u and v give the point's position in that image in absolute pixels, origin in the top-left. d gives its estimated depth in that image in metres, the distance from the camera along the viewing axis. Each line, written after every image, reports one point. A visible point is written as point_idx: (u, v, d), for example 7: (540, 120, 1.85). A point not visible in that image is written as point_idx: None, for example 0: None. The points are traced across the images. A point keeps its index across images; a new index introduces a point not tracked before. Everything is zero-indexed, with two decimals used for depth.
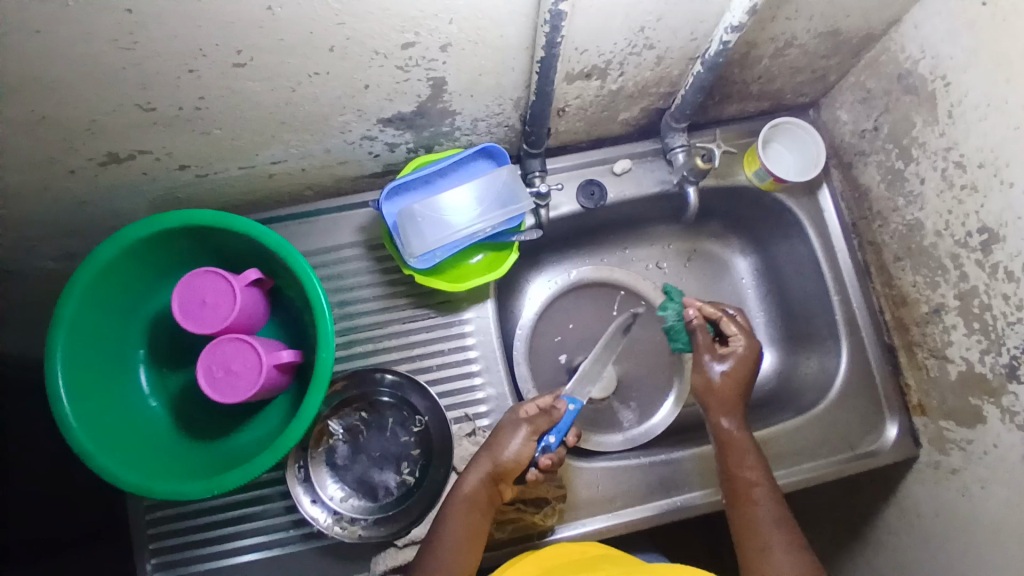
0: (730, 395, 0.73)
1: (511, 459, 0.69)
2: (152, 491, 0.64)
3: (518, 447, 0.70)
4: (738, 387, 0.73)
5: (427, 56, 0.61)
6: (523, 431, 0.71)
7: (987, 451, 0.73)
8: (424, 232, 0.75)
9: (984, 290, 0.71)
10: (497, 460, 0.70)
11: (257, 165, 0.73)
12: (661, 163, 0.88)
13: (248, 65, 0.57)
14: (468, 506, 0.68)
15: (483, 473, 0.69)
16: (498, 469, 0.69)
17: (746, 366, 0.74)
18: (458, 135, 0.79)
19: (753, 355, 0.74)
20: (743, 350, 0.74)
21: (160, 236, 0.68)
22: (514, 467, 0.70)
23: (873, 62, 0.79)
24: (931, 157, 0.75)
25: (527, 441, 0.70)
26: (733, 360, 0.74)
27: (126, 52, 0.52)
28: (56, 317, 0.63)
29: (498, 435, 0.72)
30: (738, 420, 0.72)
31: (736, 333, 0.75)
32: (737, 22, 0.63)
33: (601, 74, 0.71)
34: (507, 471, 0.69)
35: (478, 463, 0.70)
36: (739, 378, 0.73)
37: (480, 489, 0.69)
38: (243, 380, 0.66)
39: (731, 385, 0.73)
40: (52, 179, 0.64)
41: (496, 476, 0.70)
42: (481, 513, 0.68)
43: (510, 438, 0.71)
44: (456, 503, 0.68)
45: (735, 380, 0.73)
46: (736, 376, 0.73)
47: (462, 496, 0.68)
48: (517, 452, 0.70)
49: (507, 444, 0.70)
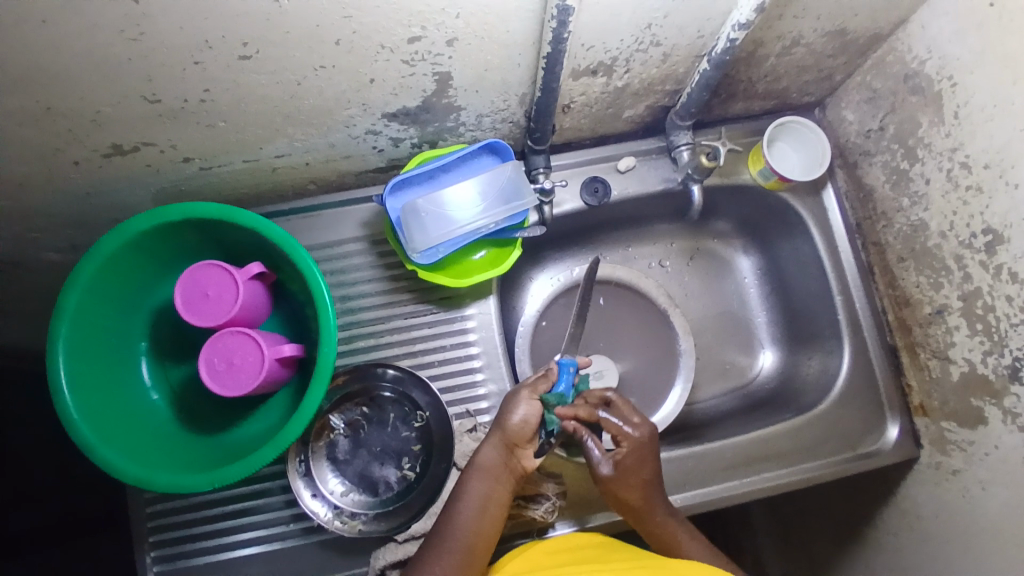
0: (644, 491, 0.69)
1: (519, 426, 0.69)
2: (153, 483, 0.64)
3: (525, 411, 0.70)
4: (647, 480, 0.69)
5: (433, 51, 0.61)
6: (523, 395, 0.71)
7: (988, 453, 0.73)
8: (427, 227, 0.75)
9: (988, 291, 0.71)
10: (507, 427, 0.69)
11: (261, 158, 0.73)
12: (665, 160, 0.88)
13: (254, 58, 0.57)
14: (485, 475, 0.68)
15: (498, 443, 0.69)
16: (509, 436, 0.69)
17: (644, 459, 0.70)
18: (463, 131, 0.79)
19: (644, 443, 0.70)
20: (634, 442, 0.70)
21: (163, 229, 0.68)
22: (526, 433, 0.69)
23: (880, 62, 0.79)
24: (936, 158, 0.75)
25: (529, 402, 0.70)
26: (630, 458, 0.69)
27: (133, 44, 0.51)
28: (59, 306, 0.63)
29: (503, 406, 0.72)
30: (662, 509, 0.70)
31: (620, 427, 0.70)
32: (745, 20, 0.63)
33: (607, 70, 0.71)
34: (517, 439, 0.69)
35: (491, 435, 0.70)
36: (647, 473, 0.70)
37: (497, 458, 0.69)
38: (245, 373, 0.66)
39: (638, 482, 0.69)
40: (57, 170, 0.64)
41: (510, 445, 0.69)
42: (499, 480, 0.68)
43: (512, 409, 0.70)
44: (474, 472, 0.68)
45: (641, 473, 0.69)
46: (641, 472, 0.69)
47: (477, 463, 0.68)
48: (526, 424, 0.69)
49: (514, 411, 0.70)
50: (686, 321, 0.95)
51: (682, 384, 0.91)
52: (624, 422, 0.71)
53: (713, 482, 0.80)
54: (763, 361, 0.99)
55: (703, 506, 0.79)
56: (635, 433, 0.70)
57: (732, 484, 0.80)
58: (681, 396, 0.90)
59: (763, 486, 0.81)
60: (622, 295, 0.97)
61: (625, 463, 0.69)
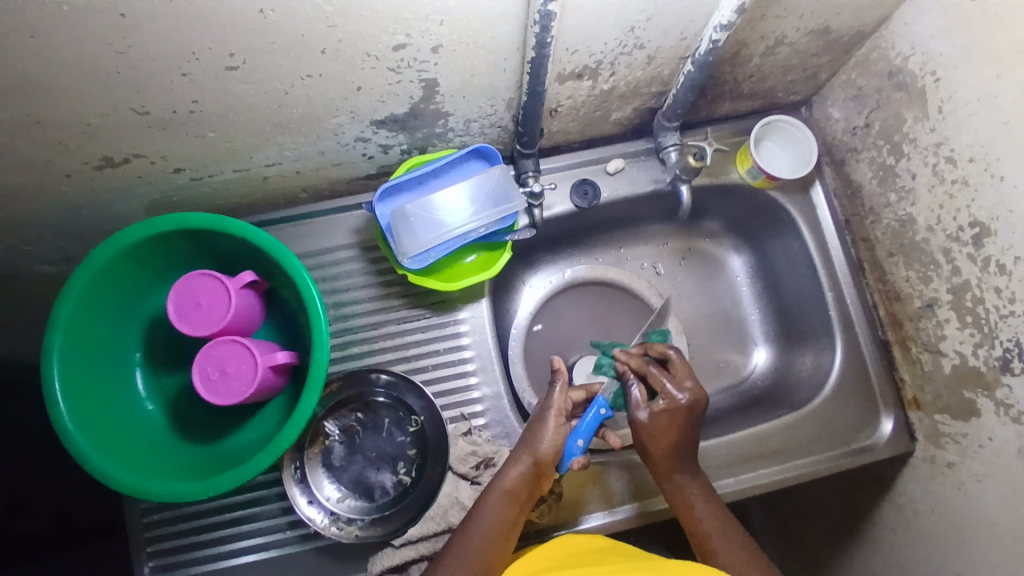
0: (670, 452, 0.71)
1: (550, 451, 0.69)
2: (148, 493, 0.64)
3: (551, 436, 0.70)
4: (675, 444, 0.70)
5: (418, 57, 0.62)
6: (552, 416, 0.71)
7: (982, 446, 0.74)
8: (417, 231, 0.75)
9: (977, 284, 0.72)
10: (537, 454, 0.70)
11: (252, 167, 0.73)
12: (654, 161, 0.88)
13: (241, 68, 0.57)
14: (507, 498, 0.68)
15: (526, 468, 0.69)
16: (539, 464, 0.69)
17: (678, 421, 0.70)
18: (452, 137, 0.79)
19: (685, 408, 0.71)
20: (675, 403, 0.70)
21: (155, 239, 0.68)
22: (554, 460, 0.70)
23: (864, 59, 0.80)
24: (921, 153, 0.76)
25: (557, 428, 0.71)
26: (665, 413, 0.70)
27: (121, 56, 0.52)
28: (54, 317, 0.64)
29: (530, 431, 0.72)
30: (685, 472, 0.71)
31: (668, 388, 0.72)
32: (726, 21, 0.64)
33: (592, 74, 0.72)
34: (543, 463, 0.69)
35: (519, 456, 0.70)
36: (675, 435, 0.70)
37: (521, 483, 0.69)
38: (239, 381, 0.66)
39: (666, 443, 0.70)
40: (50, 183, 0.65)
41: (536, 471, 0.70)
42: (519, 506, 0.69)
43: (543, 429, 0.71)
44: (498, 492, 0.69)
45: (670, 434, 0.70)
46: (674, 423, 0.70)
47: (503, 486, 0.69)
48: (552, 444, 0.70)
49: (542, 437, 0.70)
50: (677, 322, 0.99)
51: None
52: (673, 385, 0.72)
53: (709, 481, 0.80)
54: (756, 360, 0.99)
55: None
56: (681, 396, 0.71)
57: (727, 483, 0.80)
58: None
59: (758, 483, 0.81)
60: (616, 295, 0.99)
61: (657, 416, 0.70)
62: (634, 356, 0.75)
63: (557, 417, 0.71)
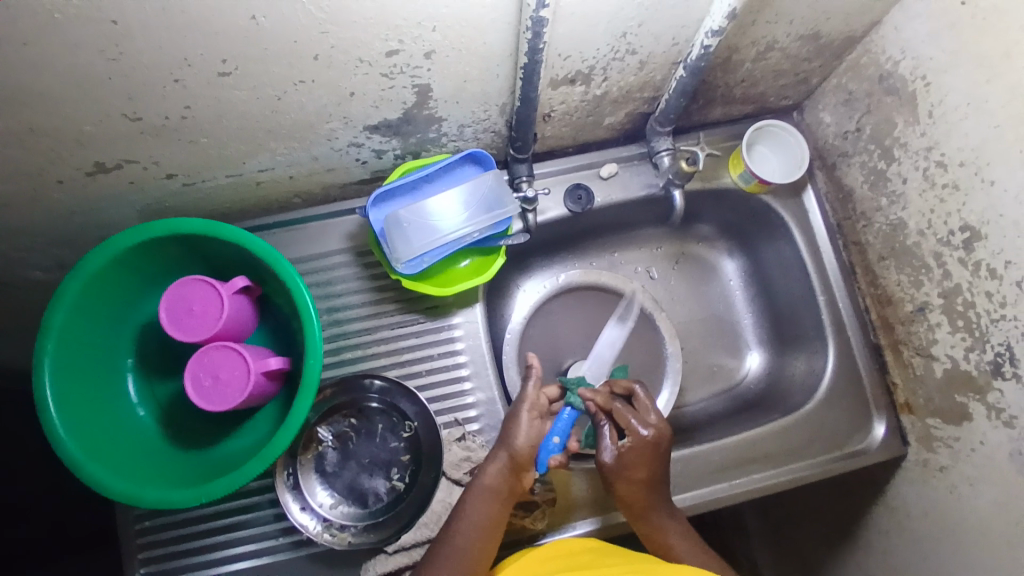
0: (642, 491, 0.71)
1: (524, 446, 0.70)
2: (141, 500, 0.64)
3: (525, 432, 0.71)
4: (646, 481, 0.71)
5: (411, 63, 0.62)
6: (525, 411, 0.72)
7: (974, 449, 0.74)
8: (410, 237, 0.75)
9: (968, 288, 0.72)
10: (514, 449, 0.70)
11: (244, 172, 0.73)
12: (647, 166, 0.88)
13: (234, 74, 0.57)
14: (490, 496, 0.68)
15: (504, 463, 0.69)
16: (516, 459, 0.69)
17: (646, 456, 0.71)
18: (445, 142, 0.79)
19: (652, 442, 0.71)
20: (640, 438, 0.71)
21: (148, 244, 0.68)
22: (529, 453, 0.70)
23: (855, 65, 0.81)
24: (912, 158, 0.76)
25: (530, 423, 0.71)
26: (632, 451, 0.71)
27: (113, 63, 0.52)
28: (46, 324, 0.63)
29: (506, 427, 0.72)
30: (661, 510, 0.71)
31: (633, 424, 0.72)
32: (718, 27, 0.64)
33: (585, 79, 0.72)
34: (518, 458, 0.69)
35: (496, 454, 0.70)
36: (644, 471, 0.71)
37: (501, 480, 0.69)
38: (232, 388, 0.66)
39: (636, 480, 0.70)
40: (42, 189, 0.64)
41: (516, 467, 0.70)
42: (502, 503, 0.68)
43: (516, 424, 0.71)
44: (479, 491, 0.68)
45: (638, 470, 0.70)
46: (643, 459, 0.71)
47: (484, 484, 0.69)
48: (526, 438, 0.70)
49: (518, 432, 0.71)
50: (672, 326, 0.97)
51: (669, 389, 0.93)
52: (637, 420, 0.72)
53: (703, 485, 0.80)
54: (750, 363, 1.00)
55: (694, 508, 0.79)
56: (646, 431, 0.71)
57: (721, 487, 0.81)
58: (668, 402, 0.92)
59: (752, 487, 0.81)
60: (610, 299, 0.97)
61: (625, 454, 0.71)
62: (600, 394, 0.74)
63: (530, 412, 0.72)
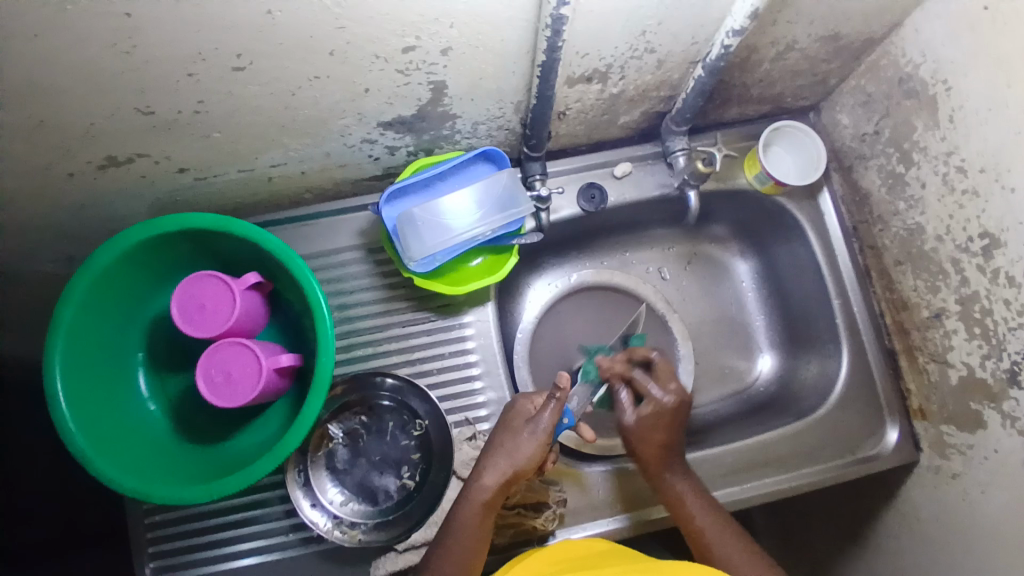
0: (659, 455, 0.73)
1: (529, 466, 0.68)
2: (152, 496, 0.64)
3: (536, 455, 0.68)
4: (663, 445, 0.73)
5: (428, 60, 0.61)
6: (544, 429, 0.68)
7: (988, 457, 0.73)
8: (423, 235, 0.75)
9: (985, 295, 0.72)
10: (517, 466, 0.67)
11: (257, 168, 0.73)
12: (662, 166, 0.88)
13: (248, 69, 0.57)
14: (483, 509, 0.67)
15: (503, 479, 0.67)
16: (516, 474, 0.68)
17: (666, 421, 0.74)
18: (459, 139, 0.78)
19: (671, 408, 0.74)
20: (660, 404, 0.74)
21: (160, 239, 0.68)
22: (531, 470, 0.68)
23: (874, 66, 0.79)
24: (931, 162, 0.75)
25: (544, 446, 0.68)
26: (652, 416, 0.74)
27: (126, 56, 0.51)
28: (56, 319, 0.63)
29: (512, 437, 0.69)
30: (675, 472, 0.72)
31: (651, 390, 0.76)
32: (739, 26, 0.64)
33: (602, 78, 0.71)
34: (521, 474, 0.68)
35: (495, 466, 0.68)
36: (663, 436, 0.73)
37: (496, 493, 0.67)
38: (243, 384, 0.65)
39: (655, 444, 0.73)
40: (52, 183, 0.64)
41: (512, 480, 0.68)
42: (494, 515, 0.67)
43: (528, 442, 0.68)
44: (472, 506, 0.67)
45: (657, 435, 0.73)
46: (664, 420, 0.74)
47: (478, 498, 0.67)
48: (535, 459, 0.68)
49: (524, 445, 0.68)
50: (686, 327, 0.97)
51: None
52: (658, 388, 0.76)
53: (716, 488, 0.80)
54: (761, 365, 0.99)
55: None
56: (665, 397, 0.75)
57: (734, 490, 0.80)
58: None
59: (763, 491, 0.80)
60: (621, 300, 0.98)
61: (644, 418, 0.74)
62: (619, 362, 0.79)
63: (547, 436, 0.69)
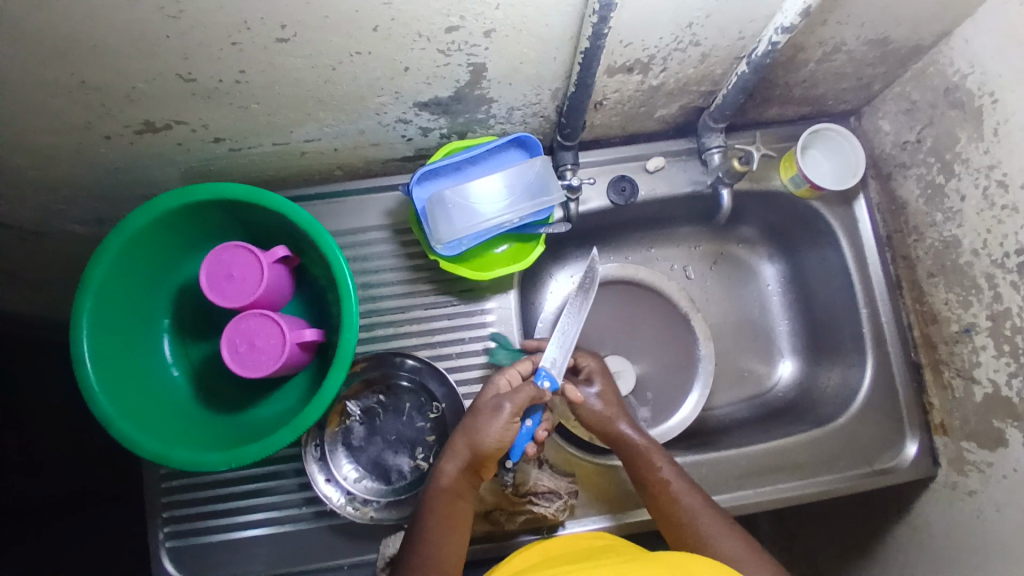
0: (612, 409, 0.78)
1: (493, 446, 0.67)
2: (171, 460, 0.65)
3: (499, 433, 0.67)
4: (612, 403, 0.79)
5: (470, 41, 0.60)
6: (506, 411, 0.67)
7: (1007, 475, 0.72)
8: (453, 218, 0.74)
9: (1018, 312, 0.70)
10: (479, 446, 0.67)
11: (291, 142, 0.73)
12: (695, 162, 0.86)
13: (291, 41, 0.56)
14: (448, 495, 0.67)
15: (461, 462, 0.68)
16: (479, 456, 0.67)
17: (609, 381, 0.81)
18: (492, 124, 0.78)
19: (604, 372, 0.81)
20: (597, 366, 0.82)
21: (192, 207, 0.68)
22: (493, 453, 0.67)
23: (921, 73, 0.78)
24: (972, 174, 0.74)
25: (508, 424, 0.67)
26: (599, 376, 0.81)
27: (172, 21, 0.51)
28: (86, 279, 0.64)
29: (477, 418, 0.68)
30: (627, 425, 0.77)
31: (584, 359, 0.82)
32: (789, 24, 0.62)
33: (643, 69, 0.70)
34: (484, 456, 0.67)
35: (455, 450, 0.68)
36: (609, 392, 0.79)
37: (460, 478, 0.68)
38: (266, 355, 0.66)
39: (608, 402, 0.79)
40: (88, 144, 0.64)
41: (474, 463, 0.68)
42: (463, 500, 0.68)
43: (490, 423, 0.67)
44: (437, 496, 0.67)
45: (608, 392, 0.79)
46: (608, 389, 0.80)
47: (441, 485, 0.68)
48: (496, 438, 0.67)
49: (488, 429, 0.67)
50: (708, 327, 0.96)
51: (699, 389, 0.92)
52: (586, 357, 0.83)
53: (728, 488, 0.80)
54: (781, 370, 0.98)
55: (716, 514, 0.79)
56: (593, 362, 0.82)
57: (747, 493, 0.80)
58: (697, 404, 0.91)
59: (775, 496, 0.80)
60: (645, 297, 0.96)
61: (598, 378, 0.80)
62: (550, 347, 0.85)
63: (512, 414, 0.67)
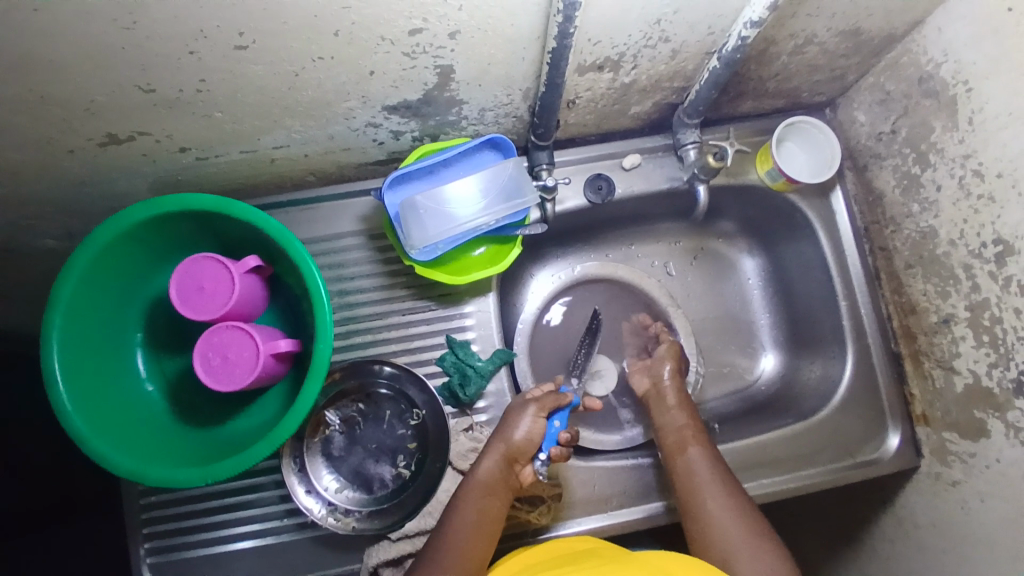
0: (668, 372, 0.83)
1: (522, 439, 0.69)
2: (146, 477, 0.63)
3: (527, 426, 0.70)
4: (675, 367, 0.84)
5: (435, 43, 0.59)
6: (532, 409, 0.71)
7: (989, 466, 0.73)
8: (426, 223, 0.73)
9: (996, 303, 0.70)
10: (510, 442, 0.69)
11: (259, 149, 0.71)
12: (672, 159, 0.86)
13: (250, 48, 0.55)
14: (483, 490, 0.67)
15: (497, 459, 0.68)
16: (511, 452, 0.69)
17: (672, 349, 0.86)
18: (465, 125, 0.77)
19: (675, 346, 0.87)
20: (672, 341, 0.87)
21: (160, 219, 0.67)
22: (527, 447, 0.69)
23: (895, 63, 0.77)
24: (948, 164, 0.73)
25: (535, 419, 0.70)
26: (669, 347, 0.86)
27: (126, 33, 0.50)
28: (53, 297, 0.63)
29: (506, 420, 0.72)
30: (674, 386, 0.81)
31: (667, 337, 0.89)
32: (757, 18, 0.61)
33: (613, 66, 0.69)
34: (519, 450, 0.69)
35: (490, 448, 0.70)
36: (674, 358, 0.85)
37: (496, 474, 0.68)
38: (240, 368, 0.65)
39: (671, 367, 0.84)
40: (51, 159, 0.63)
41: (509, 459, 0.69)
42: (496, 497, 0.67)
43: (522, 419, 0.70)
44: (471, 487, 0.67)
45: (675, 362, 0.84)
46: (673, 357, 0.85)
47: (477, 479, 0.68)
48: (528, 431, 0.69)
49: (518, 425, 0.70)
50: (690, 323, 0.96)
51: None
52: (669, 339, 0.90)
53: None
54: (763, 364, 0.98)
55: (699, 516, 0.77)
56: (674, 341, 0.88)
57: None
58: None
59: (760, 492, 0.80)
60: (625, 294, 0.96)
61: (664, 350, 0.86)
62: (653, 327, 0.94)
63: (536, 410, 0.71)
